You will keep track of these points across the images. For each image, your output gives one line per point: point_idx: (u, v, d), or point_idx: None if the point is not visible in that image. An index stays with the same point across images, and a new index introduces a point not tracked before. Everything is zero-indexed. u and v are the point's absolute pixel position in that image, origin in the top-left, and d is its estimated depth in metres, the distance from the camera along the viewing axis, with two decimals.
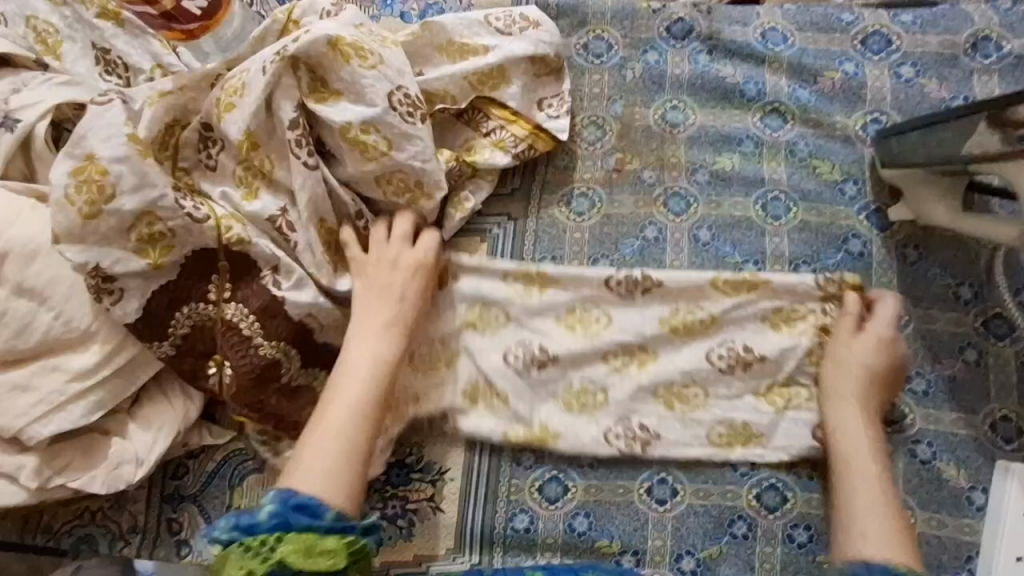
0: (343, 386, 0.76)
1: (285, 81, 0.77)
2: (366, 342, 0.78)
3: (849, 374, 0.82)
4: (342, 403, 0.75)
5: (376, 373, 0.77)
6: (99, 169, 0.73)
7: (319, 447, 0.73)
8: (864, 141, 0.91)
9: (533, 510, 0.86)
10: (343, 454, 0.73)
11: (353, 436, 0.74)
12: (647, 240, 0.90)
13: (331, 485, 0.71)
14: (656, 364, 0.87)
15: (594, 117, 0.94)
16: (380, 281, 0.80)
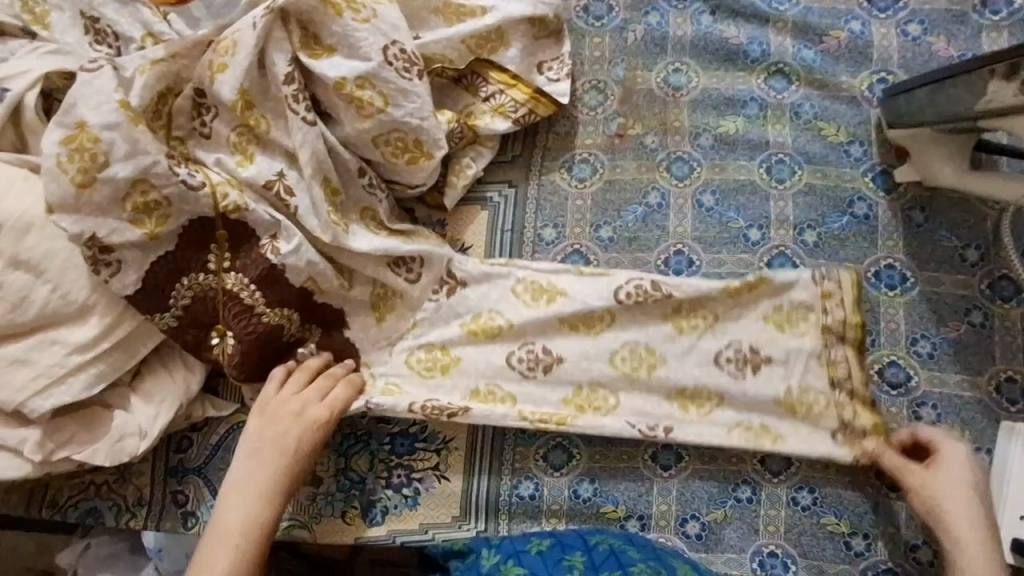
0: (235, 498, 0.73)
1: (277, 40, 0.74)
2: (253, 448, 0.76)
3: (953, 483, 0.77)
4: (241, 509, 0.73)
5: (275, 490, 0.74)
6: (90, 138, 0.71)
7: (211, 558, 0.70)
8: (870, 102, 0.89)
9: (538, 477, 0.86)
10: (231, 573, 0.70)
11: (245, 546, 0.71)
12: (650, 206, 0.89)
13: None
14: (665, 367, 0.84)
15: (594, 81, 0.92)
16: (284, 400, 0.78)
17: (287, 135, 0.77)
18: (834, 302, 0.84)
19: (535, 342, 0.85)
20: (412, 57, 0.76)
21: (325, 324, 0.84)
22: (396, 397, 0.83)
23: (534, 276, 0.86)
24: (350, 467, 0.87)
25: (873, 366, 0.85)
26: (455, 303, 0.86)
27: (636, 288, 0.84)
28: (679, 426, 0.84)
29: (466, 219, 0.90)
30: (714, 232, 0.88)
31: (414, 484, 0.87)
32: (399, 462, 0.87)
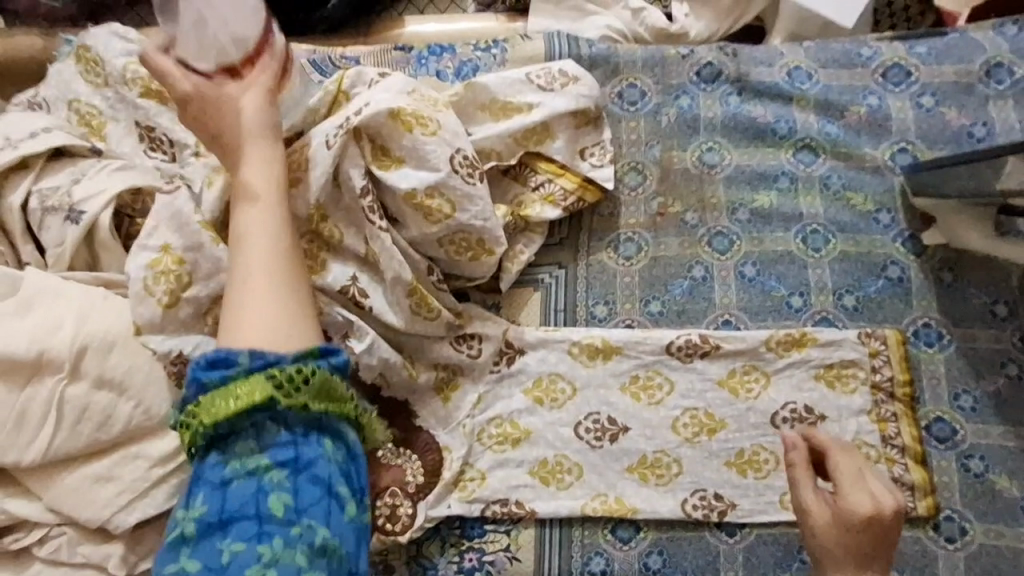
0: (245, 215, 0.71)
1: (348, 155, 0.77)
2: (267, 171, 0.74)
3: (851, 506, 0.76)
4: (252, 255, 0.69)
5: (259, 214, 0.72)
6: (172, 259, 0.76)
7: (247, 315, 0.65)
8: (893, 171, 0.95)
9: (608, 551, 0.88)
10: (276, 277, 0.68)
11: (271, 270, 0.68)
12: (694, 280, 0.94)
13: (290, 329, 0.66)
14: (725, 432, 0.90)
15: (633, 163, 0.97)
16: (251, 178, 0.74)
17: (358, 240, 0.80)
18: (880, 359, 0.90)
19: (600, 410, 0.91)
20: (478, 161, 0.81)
21: (385, 417, 0.90)
22: (463, 479, 0.89)
23: (587, 336, 0.92)
24: (422, 554, 0.89)
25: (921, 422, 0.89)
26: (516, 372, 0.91)
27: (685, 343, 0.91)
28: (741, 494, 0.89)
29: (519, 302, 0.94)
30: (758, 303, 0.93)
31: (486, 567, 0.88)
32: (471, 545, 0.89)
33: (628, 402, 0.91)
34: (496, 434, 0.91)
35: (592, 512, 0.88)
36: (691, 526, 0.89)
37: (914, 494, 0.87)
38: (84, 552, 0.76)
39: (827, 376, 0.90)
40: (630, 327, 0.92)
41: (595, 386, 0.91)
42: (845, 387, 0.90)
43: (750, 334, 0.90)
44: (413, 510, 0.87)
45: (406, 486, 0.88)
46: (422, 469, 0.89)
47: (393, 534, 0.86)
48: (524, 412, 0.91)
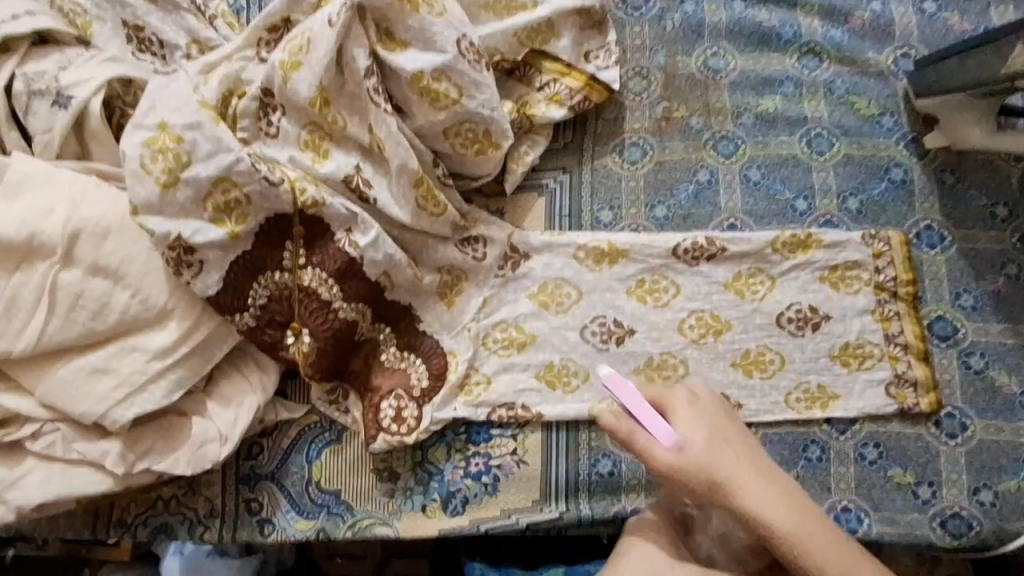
0: None
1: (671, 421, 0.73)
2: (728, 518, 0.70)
3: (689, 455, 0.71)
4: None
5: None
6: (172, 137, 0.72)
7: None
8: (897, 76, 0.95)
9: (615, 454, 0.88)
10: None
11: None
12: (700, 184, 0.93)
13: None
14: (731, 333, 0.90)
15: (638, 68, 0.96)
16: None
17: (363, 129, 0.78)
18: (884, 260, 0.90)
19: (607, 314, 0.90)
20: (672, 403, 0.74)
21: (388, 322, 0.87)
22: (469, 383, 0.88)
23: (593, 240, 0.91)
24: (428, 460, 0.88)
25: (923, 321, 0.90)
26: (521, 276, 0.90)
27: (692, 245, 0.90)
28: (747, 394, 0.89)
29: (523, 208, 0.93)
30: (763, 206, 0.92)
31: (493, 472, 0.87)
32: (477, 450, 0.88)
33: (634, 306, 0.90)
34: (502, 338, 0.89)
35: (600, 414, 0.88)
36: None
37: (917, 389, 0.88)
38: (78, 449, 0.74)
39: (831, 278, 0.90)
40: (636, 232, 0.92)
41: (601, 290, 0.91)
42: (849, 289, 0.90)
43: (755, 235, 0.90)
44: (419, 412, 0.86)
45: (411, 389, 0.86)
46: (427, 372, 0.87)
47: (399, 435, 0.85)
48: (530, 317, 0.90)
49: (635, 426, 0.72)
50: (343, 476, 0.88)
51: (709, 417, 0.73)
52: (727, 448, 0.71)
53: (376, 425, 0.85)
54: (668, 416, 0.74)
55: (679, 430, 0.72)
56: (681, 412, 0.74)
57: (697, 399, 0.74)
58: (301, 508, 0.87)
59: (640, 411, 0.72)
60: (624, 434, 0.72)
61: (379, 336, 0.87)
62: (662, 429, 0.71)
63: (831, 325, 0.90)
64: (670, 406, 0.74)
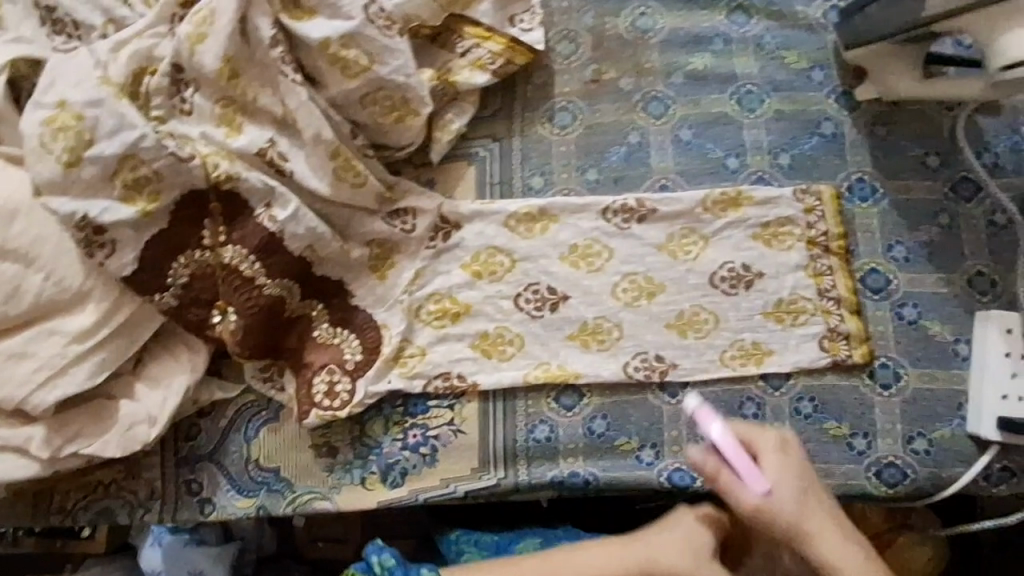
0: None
1: (759, 466, 0.75)
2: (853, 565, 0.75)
3: (780, 503, 0.74)
4: None
5: (623, 560, 0.80)
6: (74, 115, 0.72)
7: None
8: (827, 28, 0.94)
9: (552, 419, 0.88)
10: None
11: None
12: (631, 146, 0.92)
13: None
14: (665, 295, 0.89)
15: (565, 31, 0.95)
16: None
17: (274, 100, 0.77)
18: (815, 216, 0.90)
19: (540, 280, 0.90)
20: (759, 447, 0.77)
21: (320, 297, 0.86)
22: (403, 355, 0.88)
23: (524, 207, 0.90)
24: (366, 433, 0.88)
25: (856, 274, 0.90)
26: (452, 246, 0.90)
27: (623, 207, 0.90)
28: (682, 355, 0.89)
29: (454, 176, 0.91)
30: (695, 165, 0.92)
31: (431, 442, 0.88)
32: (414, 422, 0.88)
33: (568, 271, 0.90)
34: (436, 309, 0.89)
35: (535, 380, 0.88)
36: (635, 391, 0.89)
37: (850, 342, 0.88)
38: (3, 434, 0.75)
39: (764, 235, 0.90)
40: (568, 196, 0.91)
41: (534, 257, 0.90)
42: (781, 245, 0.90)
43: (685, 194, 0.90)
44: (352, 386, 0.85)
45: (345, 363, 0.86)
46: (360, 347, 0.87)
47: (332, 409, 0.85)
48: (463, 287, 0.89)
49: (721, 463, 0.75)
50: (281, 454, 0.88)
51: (794, 470, 0.76)
52: (813, 502, 0.76)
53: (310, 400, 0.85)
54: (757, 459, 0.76)
55: (769, 477, 0.75)
56: (767, 454, 0.76)
57: (786, 444, 0.77)
58: (241, 487, 0.87)
59: (733, 453, 0.75)
60: (710, 472, 0.75)
61: (310, 312, 0.86)
62: (754, 479, 0.74)
63: (765, 282, 0.90)
64: (757, 449, 0.77)
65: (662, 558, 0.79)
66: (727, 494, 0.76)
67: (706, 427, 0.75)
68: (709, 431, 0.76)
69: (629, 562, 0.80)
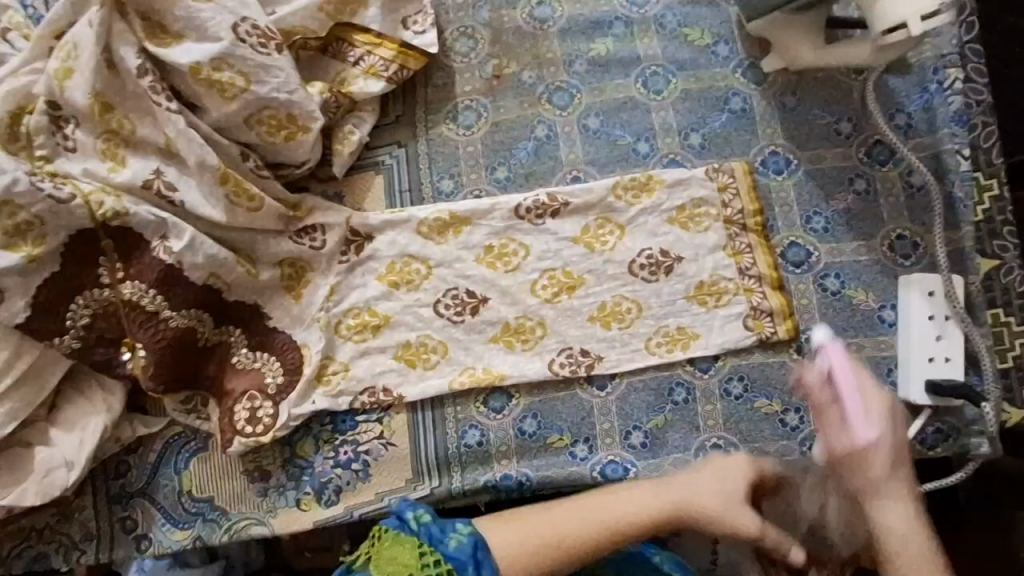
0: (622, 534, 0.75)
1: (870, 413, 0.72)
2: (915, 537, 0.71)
3: (881, 453, 0.72)
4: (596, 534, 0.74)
5: (659, 498, 0.75)
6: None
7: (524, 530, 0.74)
8: (727, 2, 0.93)
9: (482, 423, 0.87)
10: (572, 545, 0.74)
11: (569, 547, 0.74)
12: (539, 140, 0.91)
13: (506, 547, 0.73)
14: (585, 288, 0.88)
15: (462, 28, 0.93)
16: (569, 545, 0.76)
17: (154, 130, 0.76)
18: (730, 194, 0.89)
19: (457, 285, 0.89)
20: (874, 400, 0.73)
21: (234, 322, 0.84)
22: (325, 374, 0.86)
23: (434, 211, 0.89)
24: (296, 455, 0.87)
25: (776, 249, 0.89)
26: (365, 259, 0.88)
27: (534, 203, 0.88)
28: (606, 347, 0.88)
29: (361, 187, 0.90)
30: (605, 154, 0.90)
31: (363, 457, 0.86)
32: (344, 438, 0.87)
33: (484, 273, 0.89)
34: (355, 324, 0.88)
35: (460, 386, 0.87)
36: (562, 388, 0.88)
37: (774, 319, 0.87)
38: None
39: (680, 219, 0.89)
40: (478, 197, 0.90)
41: (449, 262, 0.89)
42: (699, 227, 0.89)
43: (595, 184, 0.89)
44: (274, 410, 0.84)
45: (266, 388, 0.84)
46: (280, 369, 0.85)
47: (255, 436, 0.83)
48: (380, 298, 0.88)
49: (836, 400, 0.74)
50: (213, 483, 0.86)
51: (895, 430, 0.73)
52: (903, 466, 0.72)
53: (232, 428, 0.83)
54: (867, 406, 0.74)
55: (877, 427, 0.72)
56: (881, 410, 0.73)
57: (898, 407, 0.74)
58: (175, 520, 0.86)
59: (850, 391, 0.73)
60: (822, 403, 0.74)
61: (226, 339, 0.84)
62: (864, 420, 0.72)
63: (685, 264, 0.88)
64: (873, 398, 0.74)
65: (698, 498, 0.75)
66: (825, 426, 0.75)
67: (829, 364, 0.74)
68: (824, 360, 0.75)
69: (663, 503, 0.75)
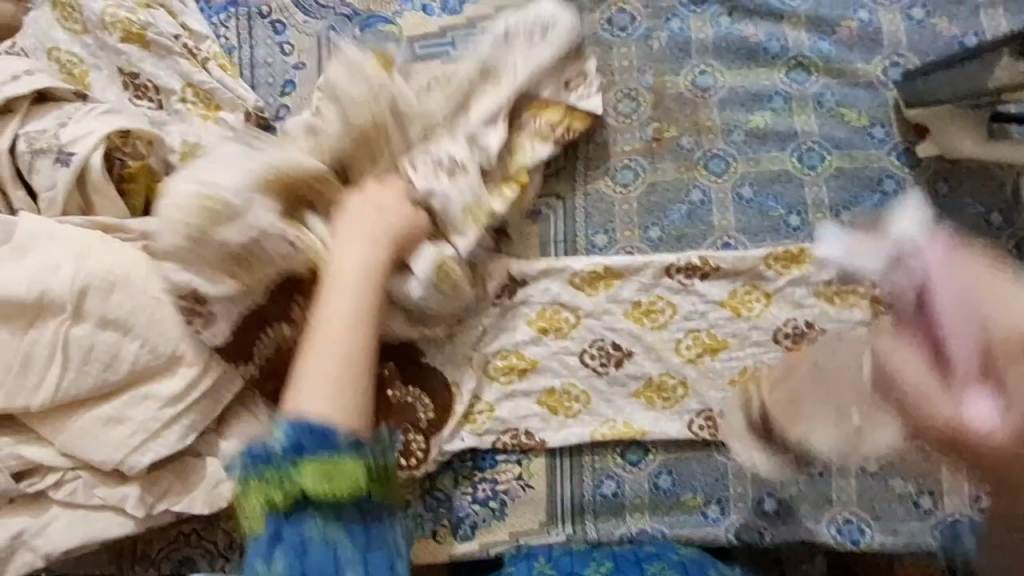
0: (334, 328, 0.75)
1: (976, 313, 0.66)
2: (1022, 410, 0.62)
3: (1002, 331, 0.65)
4: (338, 321, 0.75)
5: (352, 292, 0.77)
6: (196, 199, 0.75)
7: (320, 377, 0.73)
8: (886, 85, 0.95)
9: (618, 474, 0.90)
10: (344, 357, 0.74)
11: (342, 374, 0.73)
12: (692, 203, 0.94)
13: (339, 405, 0.72)
14: (729, 352, 0.91)
15: (626, 89, 0.97)
16: (351, 243, 0.79)
17: (389, 198, 0.82)
18: None
19: (604, 336, 0.91)
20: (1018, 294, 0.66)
21: (389, 356, 0.90)
22: (473, 413, 0.90)
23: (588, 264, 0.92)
24: (435, 487, 0.90)
25: None
26: (519, 303, 0.92)
27: (687, 264, 0.91)
28: None
29: (519, 234, 0.94)
30: (757, 223, 0.93)
31: (500, 496, 0.89)
32: (483, 476, 0.90)
33: (631, 328, 0.91)
34: (504, 366, 0.91)
35: (602, 437, 0.90)
36: (698, 449, 0.90)
37: None
38: (100, 494, 0.77)
39: (827, 293, 0.91)
40: (631, 254, 0.93)
41: (598, 313, 0.92)
42: (845, 303, 0.90)
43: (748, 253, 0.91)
44: (428, 445, 0.88)
45: (418, 423, 0.88)
46: (432, 406, 0.89)
47: (410, 469, 0.87)
48: (529, 343, 0.91)
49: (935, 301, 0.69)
50: None
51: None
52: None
53: None
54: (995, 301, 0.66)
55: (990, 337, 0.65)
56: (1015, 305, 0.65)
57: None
58: None
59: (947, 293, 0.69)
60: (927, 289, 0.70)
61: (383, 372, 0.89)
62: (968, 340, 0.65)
63: None
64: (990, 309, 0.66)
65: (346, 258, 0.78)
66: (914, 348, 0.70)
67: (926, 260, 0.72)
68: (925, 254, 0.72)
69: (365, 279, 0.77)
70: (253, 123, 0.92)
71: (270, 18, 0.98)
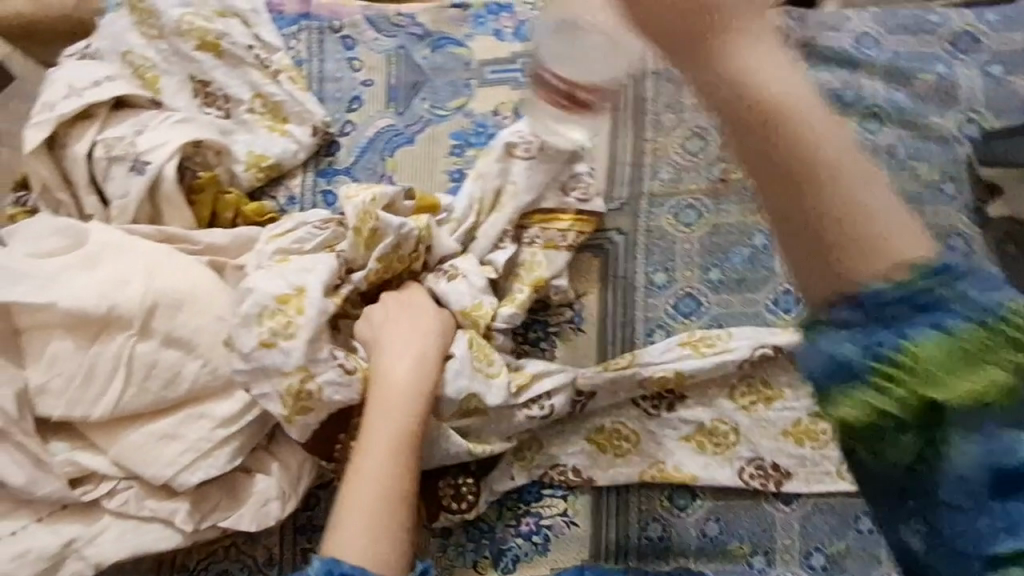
0: (375, 445, 0.74)
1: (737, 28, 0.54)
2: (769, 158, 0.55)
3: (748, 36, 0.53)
4: (380, 441, 0.74)
5: (395, 407, 0.76)
6: (277, 299, 0.76)
7: (361, 504, 0.71)
8: (960, 140, 0.94)
9: (664, 518, 0.89)
10: (386, 472, 0.73)
11: (383, 498, 0.71)
12: (756, 248, 0.92)
13: (375, 539, 0.69)
14: (783, 402, 0.89)
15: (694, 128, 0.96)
16: (402, 355, 0.79)
17: (426, 298, 0.85)
18: None
19: None
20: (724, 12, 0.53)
21: None
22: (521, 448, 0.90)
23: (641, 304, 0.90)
24: (479, 518, 0.89)
25: None
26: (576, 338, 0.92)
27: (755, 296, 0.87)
28: (797, 463, 0.88)
29: (578, 267, 0.94)
30: None
31: (544, 531, 0.89)
32: (528, 509, 0.89)
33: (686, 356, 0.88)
34: None
35: (650, 479, 0.88)
36: (747, 498, 0.88)
37: None
38: (149, 507, 0.77)
39: None
40: (689, 296, 0.91)
41: None
42: None
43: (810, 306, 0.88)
44: (478, 490, 0.89)
45: (469, 467, 0.90)
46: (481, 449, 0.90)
47: (461, 513, 0.88)
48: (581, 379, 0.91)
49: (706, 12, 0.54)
50: None
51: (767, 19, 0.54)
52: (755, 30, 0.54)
53: (438, 503, 0.89)
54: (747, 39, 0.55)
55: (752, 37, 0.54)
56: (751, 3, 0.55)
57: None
58: None
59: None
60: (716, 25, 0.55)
61: None
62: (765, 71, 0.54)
63: None
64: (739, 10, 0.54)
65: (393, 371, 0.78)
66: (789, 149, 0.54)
67: None
68: None
69: (412, 385, 0.78)
70: (319, 140, 0.93)
71: (341, 33, 0.98)
